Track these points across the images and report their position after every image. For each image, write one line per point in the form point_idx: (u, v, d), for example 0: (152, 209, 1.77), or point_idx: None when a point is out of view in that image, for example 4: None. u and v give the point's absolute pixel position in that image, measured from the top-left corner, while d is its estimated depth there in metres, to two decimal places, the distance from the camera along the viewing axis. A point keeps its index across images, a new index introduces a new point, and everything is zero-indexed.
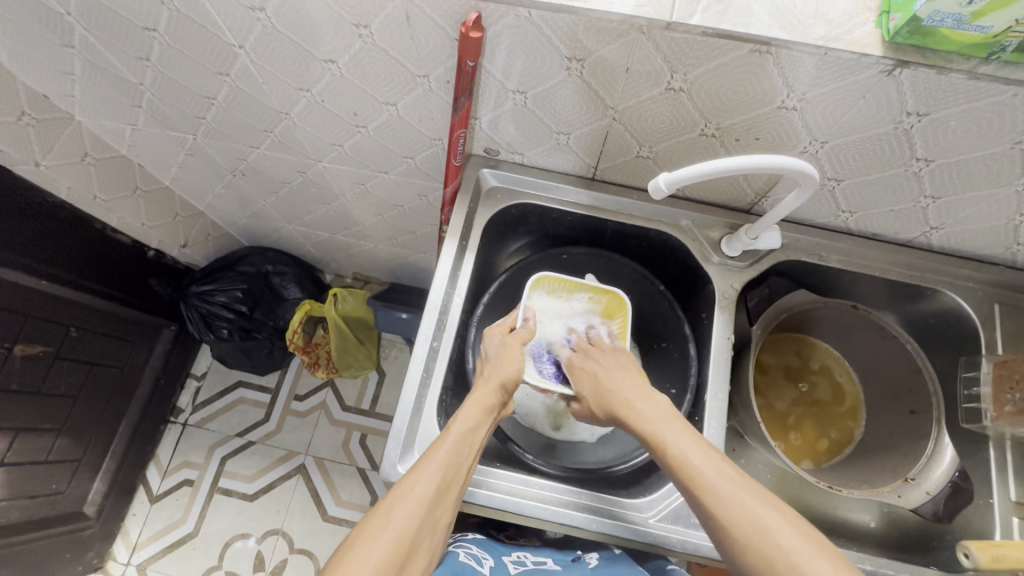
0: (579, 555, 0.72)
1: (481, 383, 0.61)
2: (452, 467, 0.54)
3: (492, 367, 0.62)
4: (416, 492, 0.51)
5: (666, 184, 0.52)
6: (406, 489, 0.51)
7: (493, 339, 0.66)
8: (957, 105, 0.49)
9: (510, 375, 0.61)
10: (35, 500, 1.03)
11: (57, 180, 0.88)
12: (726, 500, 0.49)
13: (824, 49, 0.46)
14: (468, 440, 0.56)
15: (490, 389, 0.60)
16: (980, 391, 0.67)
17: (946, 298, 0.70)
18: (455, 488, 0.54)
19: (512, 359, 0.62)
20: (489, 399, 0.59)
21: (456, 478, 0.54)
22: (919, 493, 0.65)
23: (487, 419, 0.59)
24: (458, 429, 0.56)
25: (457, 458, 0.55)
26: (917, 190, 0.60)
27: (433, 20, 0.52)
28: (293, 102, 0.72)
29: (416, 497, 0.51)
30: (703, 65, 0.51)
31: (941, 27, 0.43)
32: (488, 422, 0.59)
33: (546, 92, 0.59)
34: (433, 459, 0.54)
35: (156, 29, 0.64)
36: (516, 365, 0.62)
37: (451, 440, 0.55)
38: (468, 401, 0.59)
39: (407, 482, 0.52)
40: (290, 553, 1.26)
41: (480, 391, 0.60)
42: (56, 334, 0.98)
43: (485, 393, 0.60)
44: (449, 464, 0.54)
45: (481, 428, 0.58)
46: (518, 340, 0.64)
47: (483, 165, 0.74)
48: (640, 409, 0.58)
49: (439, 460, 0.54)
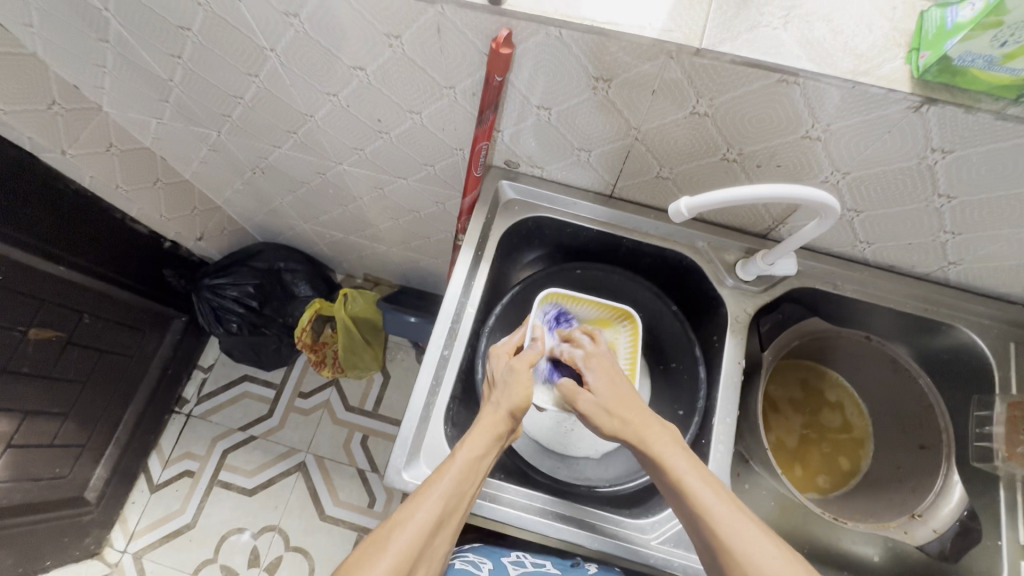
0: (578, 560, 0.69)
1: (489, 409, 0.60)
2: (455, 496, 0.54)
3: (502, 390, 0.61)
4: (418, 521, 0.51)
5: (687, 209, 0.52)
6: (407, 517, 0.51)
7: (500, 361, 0.64)
8: (981, 145, 0.49)
9: (520, 403, 0.60)
10: (38, 483, 1.04)
11: (81, 168, 0.89)
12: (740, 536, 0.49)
13: (852, 83, 0.47)
14: (473, 470, 0.56)
15: (499, 417, 0.59)
16: (992, 431, 0.66)
17: (961, 334, 0.69)
18: (455, 517, 0.54)
19: (523, 387, 0.60)
20: (497, 426, 0.58)
21: (457, 508, 0.54)
22: (926, 531, 0.65)
23: (494, 445, 0.58)
24: (464, 455, 0.56)
25: (462, 486, 0.55)
26: (937, 225, 0.60)
27: (463, 34, 0.53)
28: (319, 106, 0.73)
29: (415, 527, 0.50)
30: (730, 92, 0.51)
31: (972, 66, 0.43)
32: (494, 451, 0.58)
33: (570, 110, 0.59)
34: (437, 486, 0.53)
35: (190, 29, 0.65)
36: (527, 393, 0.60)
37: (456, 467, 0.55)
38: (475, 426, 0.58)
39: (408, 508, 0.52)
40: (285, 550, 1.26)
41: (488, 418, 0.59)
42: (70, 319, 0.99)
43: (494, 420, 0.59)
44: (452, 492, 0.54)
45: (487, 457, 0.57)
46: (526, 363, 0.62)
47: (502, 177, 0.75)
48: (651, 428, 0.57)
49: (442, 488, 0.53)
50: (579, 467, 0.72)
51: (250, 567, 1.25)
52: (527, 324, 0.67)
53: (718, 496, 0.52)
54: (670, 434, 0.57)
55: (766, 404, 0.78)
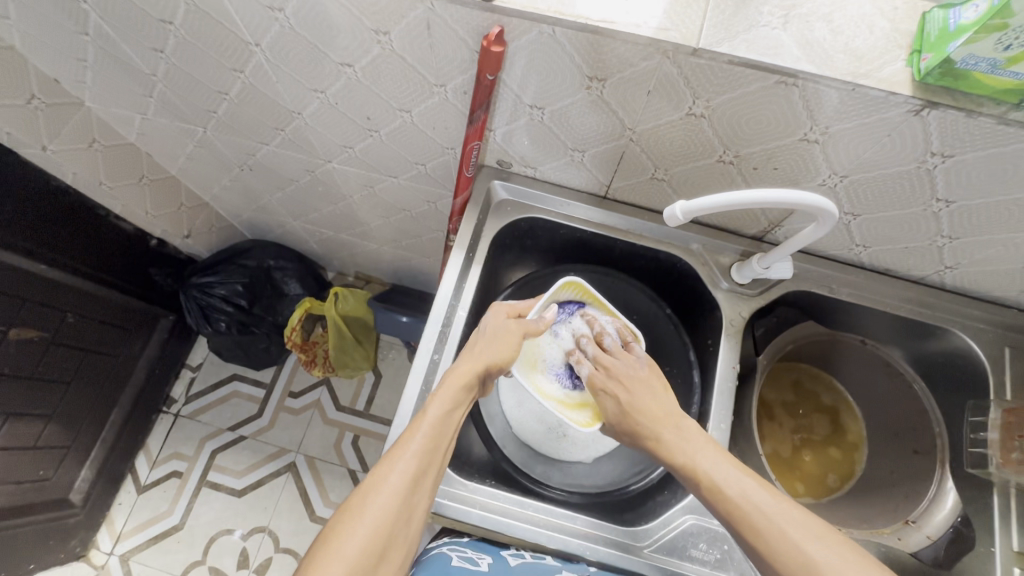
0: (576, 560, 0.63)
1: (463, 362, 0.59)
2: (429, 452, 0.52)
3: (478, 347, 0.60)
4: (394, 481, 0.49)
5: (683, 213, 0.51)
6: (382, 479, 0.49)
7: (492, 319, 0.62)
8: (980, 149, 0.48)
9: (498, 357, 0.59)
10: (20, 486, 1.01)
11: (63, 165, 0.87)
12: (769, 520, 0.49)
13: (851, 85, 0.46)
14: (445, 423, 0.55)
15: (471, 369, 0.58)
16: (986, 437, 0.66)
17: (956, 339, 0.69)
18: (433, 473, 0.53)
19: (506, 345, 0.60)
20: (468, 378, 0.57)
21: (434, 462, 0.53)
22: (920, 537, 0.65)
23: (465, 399, 0.57)
24: (435, 411, 0.54)
25: (435, 441, 0.53)
26: (934, 229, 0.59)
27: (453, 31, 0.51)
28: (307, 104, 0.71)
29: (392, 488, 0.49)
30: (727, 93, 0.50)
31: (975, 70, 0.42)
32: (465, 404, 0.57)
33: (563, 108, 0.58)
34: (409, 446, 0.52)
35: (172, 22, 0.63)
36: (510, 351, 0.60)
37: (427, 424, 0.53)
38: (444, 382, 0.57)
39: (381, 471, 0.50)
40: (275, 552, 1.25)
41: (461, 370, 0.58)
42: (52, 319, 0.97)
43: (466, 371, 0.57)
44: (426, 449, 0.52)
45: (459, 410, 0.56)
46: (520, 329, 0.62)
47: (494, 177, 0.73)
48: (666, 427, 0.56)
49: (415, 446, 0.52)
50: (571, 471, 0.70)
51: (239, 569, 1.23)
52: (538, 299, 0.66)
53: (739, 479, 0.52)
54: (689, 431, 0.56)
55: (762, 408, 0.77)
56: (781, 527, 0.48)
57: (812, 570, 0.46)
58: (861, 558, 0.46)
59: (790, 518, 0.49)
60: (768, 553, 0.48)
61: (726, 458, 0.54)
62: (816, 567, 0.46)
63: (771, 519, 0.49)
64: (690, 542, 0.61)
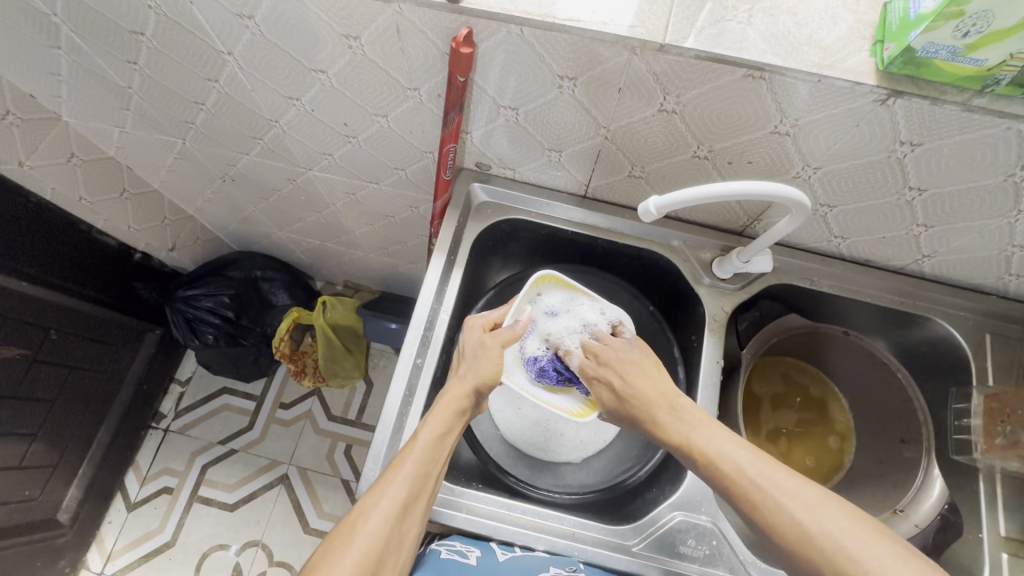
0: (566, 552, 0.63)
1: (453, 384, 0.57)
2: (420, 477, 0.51)
3: (466, 367, 0.58)
4: (383, 507, 0.49)
5: (657, 208, 0.51)
6: (372, 504, 0.49)
7: (473, 334, 0.60)
8: (949, 136, 0.49)
9: (487, 378, 0.57)
10: (6, 507, 1.00)
11: (41, 180, 0.86)
12: (776, 499, 0.49)
13: (818, 77, 0.46)
14: (437, 446, 0.53)
15: (460, 392, 0.56)
16: (970, 423, 0.66)
17: (938, 326, 0.69)
18: (424, 498, 0.52)
19: (490, 362, 0.58)
20: (459, 401, 0.56)
21: (425, 487, 0.52)
22: (908, 526, 0.65)
23: (458, 422, 0.55)
24: (426, 436, 0.53)
25: (428, 467, 0.52)
26: (909, 218, 0.60)
27: (423, 34, 0.51)
28: (284, 111, 0.71)
29: (381, 514, 0.48)
30: (697, 88, 0.50)
31: (936, 58, 0.42)
32: (457, 426, 0.55)
33: (538, 109, 0.58)
34: (401, 470, 0.51)
35: (144, 33, 0.63)
36: (495, 370, 0.57)
37: (419, 449, 0.52)
38: (436, 405, 0.56)
39: (372, 496, 0.50)
40: (269, 565, 1.23)
41: (451, 393, 0.56)
42: (35, 337, 0.96)
43: (456, 395, 0.56)
44: (417, 476, 0.51)
45: (450, 433, 0.55)
46: (499, 341, 0.59)
47: (473, 180, 0.73)
48: (662, 406, 0.56)
49: (405, 472, 0.51)
50: (560, 473, 0.70)
51: None
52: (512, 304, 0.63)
53: (744, 457, 0.52)
54: (687, 410, 0.56)
55: (752, 403, 0.77)
56: (779, 500, 0.48)
57: (810, 540, 0.46)
58: (857, 523, 0.46)
59: (786, 488, 0.49)
60: (772, 526, 0.48)
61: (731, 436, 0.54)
62: (809, 534, 0.46)
63: (767, 492, 0.49)
64: (679, 539, 0.61)
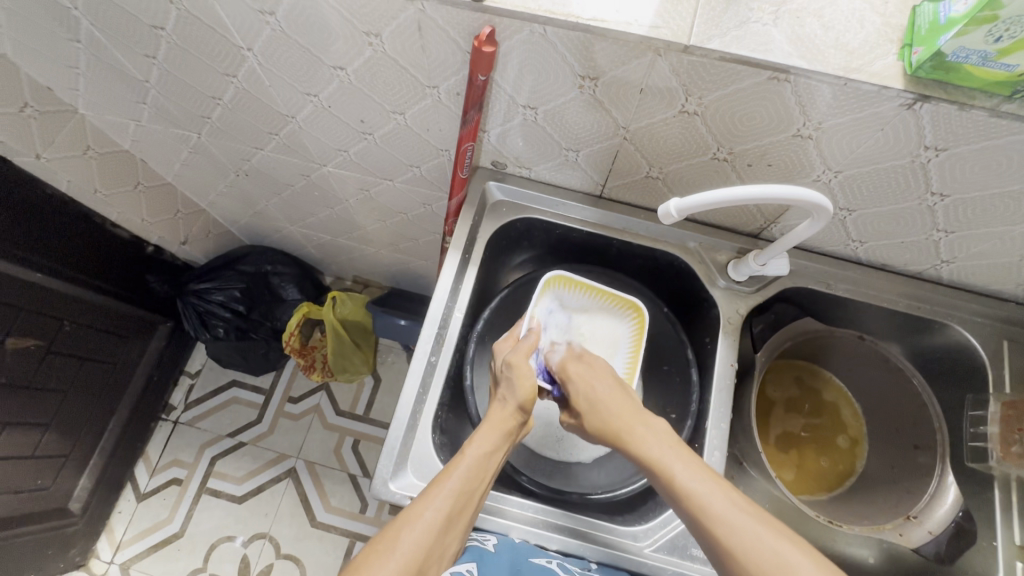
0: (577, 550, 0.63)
1: (498, 405, 0.59)
2: (465, 492, 0.52)
3: (505, 389, 0.60)
4: (428, 517, 0.48)
5: (677, 210, 0.51)
6: (418, 513, 0.48)
7: (502, 354, 0.63)
8: (975, 142, 0.48)
9: (526, 396, 0.59)
10: (19, 495, 1.01)
11: (58, 173, 0.87)
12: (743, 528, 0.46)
13: (844, 80, 0.46)
14: (485, 465, 0.54)
15: (507, 413, 0.58)
16: (986, 430, 0.66)
17: (955, 332, 0.69)
18: (467, 515, 0.52)
19: (524, 380, 0.59)
20: (506, 422, 0.57)
21: (468, 504, 0.52)
22: (921, 533, 0.65)
23: (503, 442, 0.57)
24: (473, 452, 0.54)
25: (475, 483, 0.53)
26: (930, 223, 0.59)
27: (444, 31, 0.51)
28: (300, 107, 0.71)
29: (426, 523, 0.48)
30: (720, 90, 0.50)
31: (966, 63, 0.42)
32: (503, 447, 0.57)
33: (557, 109, 0.58)
34: (447, 483, 0.51)
35: (164, 28, 0.63)
36: (531, 388, 0.59)
37: (465, 465, 0.53)
38: (481, 424, 0.57)
39: (417, 506, 0.49)
40: (276, 558, 1.24)
41: (497, 414, 0.58)
42: (49, 328, 0.96)
43: (502, 416, 0.58)
44: (464, 491, 0.52)
45: (497, 453, 0.56)
46: (522, 356, 0.61)
47: (489, 178, 0.73)
48: (633, 430, 0.56)
49: (452, 485, 0.51)
50: (571, 473, 0.70)
51: None
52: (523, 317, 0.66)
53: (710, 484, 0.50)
54: (657, 432, 0.55)
55: (763, 406, 0.78)
56: (753, 528, 0.46)
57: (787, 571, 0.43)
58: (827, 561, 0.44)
59: (759, 518, 0.47)
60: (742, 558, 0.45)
61: (696, 463, 0.52)
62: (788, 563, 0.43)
63: (743, 517, 0.46)
64: (690, 542, 0.61)
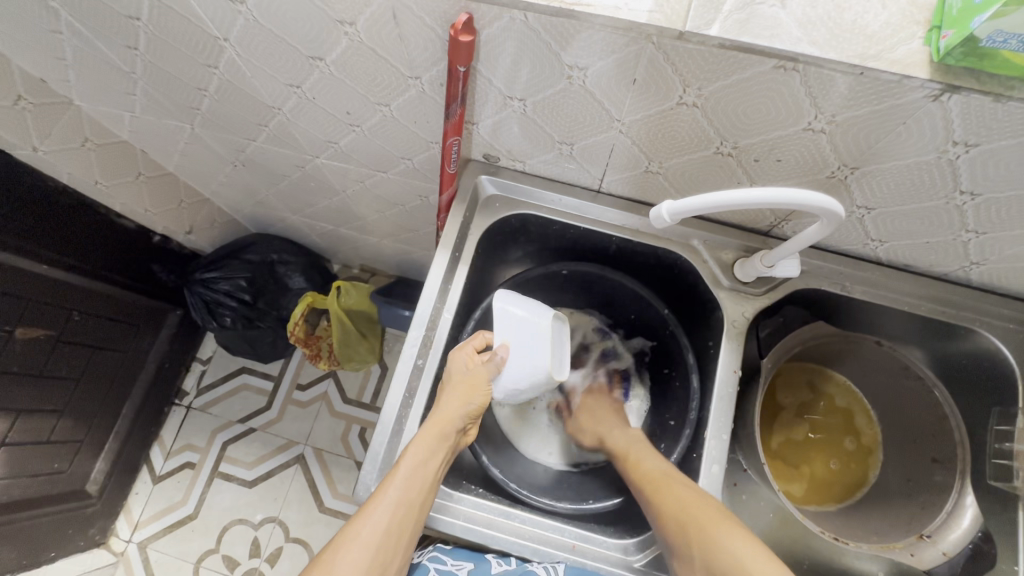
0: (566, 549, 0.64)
1: (436, 412, 0.59)
2: (402, 506, 0.53)
3: (443, 399, 0.60)
4: (364, 536, 0.52)
5: (670, 214, 0.48)
6: (355, 533, 0.52)
7: (462, 361, 0.62)
8: (1010, 137, 0.43)
9: (464, 405, 0.59)
10: (37, 479, 1.04)
11: (58, 165, 0.86)
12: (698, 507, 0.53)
13: (860, 69, 0.41)
14: (421, 475, 0.55)
15: (439, 423, 0.58)
16: (1013, 447, 0.61)
17: (982, 339, 0.63)
18: (409, 525, 0.53)
19: (467, 393, 0.60)
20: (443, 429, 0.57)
21: (409, 514, 0.54)
22: (935, 553, 0.61)
23: (439, 450, 0.57)
24: (407, 464, 0.55)
25: (410, 495, 0.54)
26: (958, 223, 0.54)
27: (420, 19, 0.47)
28: (285, 98, 0.68)
29: (362, 542, 0.51)
30: (722, 80, 0.45)
31: (1003, 48, 0.37)
32: (439, 453, 0.57)
33: (546, 100, 0.54)
34: (381, 500, 0.53)
35: (139, 18, 0.61)
36: (475, 399, 0.60)
37: (400, 479, 0.54)
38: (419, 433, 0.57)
39: (354, 524, 0.53)
40: (285, 541, 1.27)
41: (434, 421, 0.58)
42: (58, 318, 0.98)
43: (436, 425, 0.58)
44: (400, 504, 0.53)
45: (432, 461, 0.56)
46: (482, 372, 0.61)
47: (481, 172, 0.69)
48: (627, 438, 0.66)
49: (386, 501, 0.53)
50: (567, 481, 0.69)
51: (251, 558, 1.26)
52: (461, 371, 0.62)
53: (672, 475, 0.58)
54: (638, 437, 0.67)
55: (771, 412, 0.74)
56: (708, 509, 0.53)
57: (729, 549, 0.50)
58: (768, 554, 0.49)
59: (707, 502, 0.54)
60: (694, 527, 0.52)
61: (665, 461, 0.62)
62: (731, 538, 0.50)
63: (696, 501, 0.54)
64: None
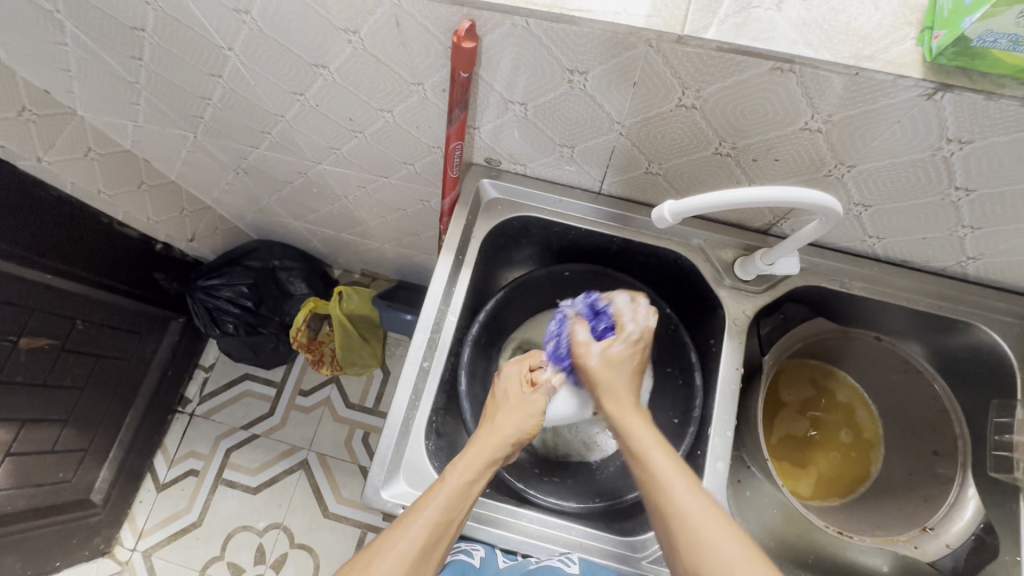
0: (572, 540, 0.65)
1: (486, 432, 0.58)
2: (443, 522, 0.50)
3: (498, 420, 0.59)
4: (400, 549, 0.48)
5: (671, 214, 0.49)
6: (390, 545, 0.48)
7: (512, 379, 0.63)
8: (1003, 134, 0.44)
9: (519, 427, 0.58)
10: (41, 489, 1.04)
11: (61, 176, 0.87)
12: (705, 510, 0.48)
13: (855, 69, 0.42)
14: (466, 492, 0.53)
15: (490, 442, 0.56)
16: (1012, 439, 0.62)
17: (980, 333, 0.64)
18: (444, 544, 0.50)
19: (524, 415, 0.59)
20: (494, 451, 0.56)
21: (448, 532, 0.51)
22: (938, 546, 0.62)
23: (486, 470, 0.55)
24: (454, 480, 0.52)
25: (453, 511, 0.51)
26: (953, 219, 0.55)
27: (423, 27, 0.48)
28: (288, 106, 0.69)
29: (397, 555, 0.47)
30: (720, 82, 0.46)
31: (993, 47, 0.38)
32: (487, 474, 0.55)
33: (547, 105, 0.55)
34: (423, 513, 0.50)
35: (144, 29, 0.62)
36: (529, 421, 0.59)
37: (445, 492, 0.51)
38: (468, 450, 0.55)
39: (391, 535, 0.49)
40: (290, 547, 1.27)
41: (484, 441, 0.57)
42: (62, 327, 0.98)
43: (486, 444, 0.56)
44: (439, 521, 0.50)
45: (479, 481, 0.54)
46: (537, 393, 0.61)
47: (483, 175, 0.70)
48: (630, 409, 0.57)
49: (429, 515, 0.50)
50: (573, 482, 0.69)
51: (256, 564, 1.26)
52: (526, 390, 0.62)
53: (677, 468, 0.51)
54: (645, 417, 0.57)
55: (773, 408, 0.75)
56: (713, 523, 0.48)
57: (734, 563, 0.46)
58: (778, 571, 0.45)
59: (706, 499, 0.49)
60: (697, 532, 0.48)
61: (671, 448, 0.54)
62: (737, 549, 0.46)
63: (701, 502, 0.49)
64: None
